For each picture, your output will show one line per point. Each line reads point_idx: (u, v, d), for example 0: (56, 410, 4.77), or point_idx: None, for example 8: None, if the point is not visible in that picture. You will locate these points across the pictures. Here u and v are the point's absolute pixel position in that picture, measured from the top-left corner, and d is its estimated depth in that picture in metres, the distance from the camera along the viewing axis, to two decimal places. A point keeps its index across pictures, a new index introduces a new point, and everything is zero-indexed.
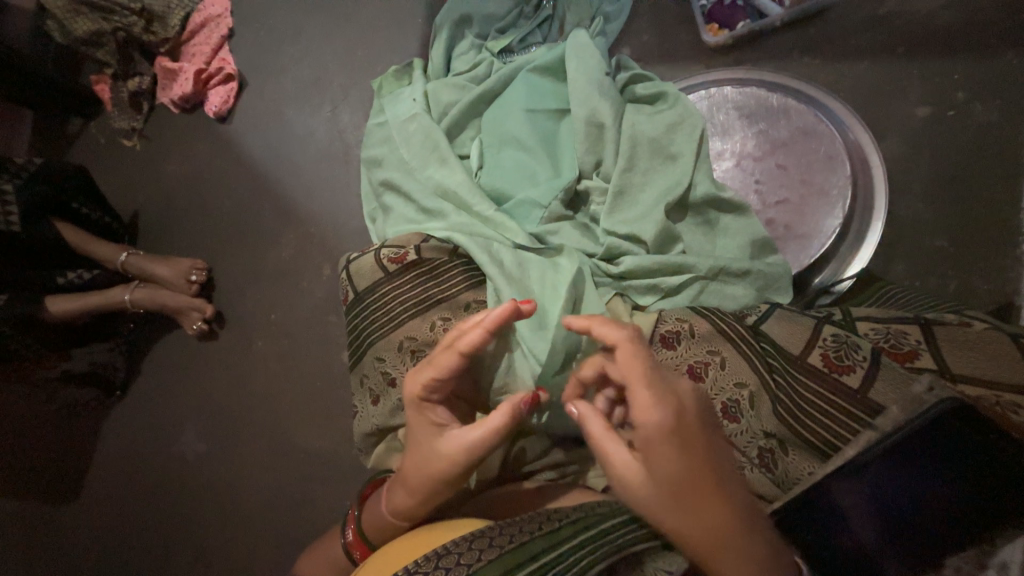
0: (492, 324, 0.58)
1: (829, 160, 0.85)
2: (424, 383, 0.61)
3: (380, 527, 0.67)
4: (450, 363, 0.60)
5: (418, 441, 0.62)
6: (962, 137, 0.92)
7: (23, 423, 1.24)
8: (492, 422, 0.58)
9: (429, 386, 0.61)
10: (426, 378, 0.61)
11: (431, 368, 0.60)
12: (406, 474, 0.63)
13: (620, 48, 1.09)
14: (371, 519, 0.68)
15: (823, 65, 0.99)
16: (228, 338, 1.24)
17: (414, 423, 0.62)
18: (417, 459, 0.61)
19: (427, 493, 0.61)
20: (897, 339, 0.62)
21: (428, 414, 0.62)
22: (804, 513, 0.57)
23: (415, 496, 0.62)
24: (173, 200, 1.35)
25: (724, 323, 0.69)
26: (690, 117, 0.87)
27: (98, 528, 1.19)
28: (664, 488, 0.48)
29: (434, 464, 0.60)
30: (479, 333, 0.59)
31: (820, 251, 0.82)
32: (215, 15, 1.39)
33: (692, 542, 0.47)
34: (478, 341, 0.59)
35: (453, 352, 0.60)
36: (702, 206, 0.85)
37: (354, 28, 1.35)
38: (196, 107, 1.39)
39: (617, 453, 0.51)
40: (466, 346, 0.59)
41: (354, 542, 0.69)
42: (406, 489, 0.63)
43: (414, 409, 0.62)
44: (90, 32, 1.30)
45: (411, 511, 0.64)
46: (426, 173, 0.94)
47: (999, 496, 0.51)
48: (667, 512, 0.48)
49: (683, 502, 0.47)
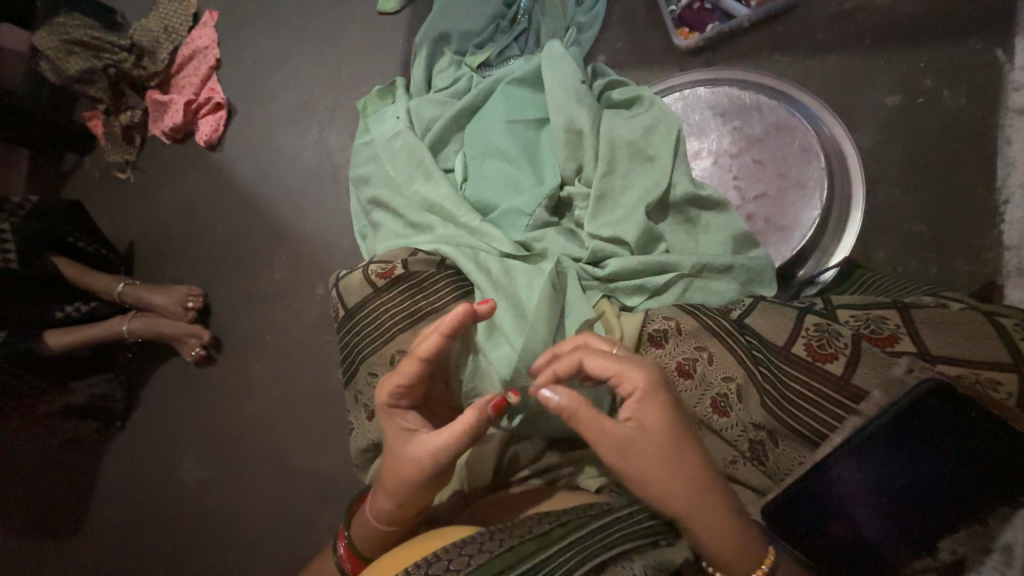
0: (448, 329, 0.59)
1: (804, 153, 0.86)
2: (390, 390, 0.62)
3: (369, 540, 0.67)
4: (412, 369, 0.60)
5: (393, 447, 0.62)
6: (934, 123, 0.94)
7: (25, 459, 1.25)
8: (459, 425, 0.58)
9: (395, 393, 0.62)
10: (391, 386, 0.61)
11: (394, 375, 0.61)
12: (385, 480, 0.63)
13: (596, 56, 1.12)
14: (362, 530, 0.67)
15: (793, 61, 1.01)
16: (226, 362, 1.25)
17: (389, 431, 0.63)
18: (391, 467, 0.61)
19: (404, 500, 0.61)
20: (877, 324, 0.62)
21: (399, 420, 0.63)
22: (801, 505, 0.56)
23: (393, 504, 0.62)
24: (167, 229, 1.37)
25: (709, 318, 0.70)
26: (666, 119, 0.89)
27: (103, 560, 1.18)
28: (654, 452, 0.50)
29: (407, 469, 0.59)
30: (436, 336, 0.59)
31: (801, 242, 0.83)
32: (203, 47, 1.43)
33: (677, 500, 0.50)
34: (436, 345, 0.59)
35: (413, 359, 0.60)
36: (684, 205, 0.86)
37: (337, 51, 1.38)
38: (187, 137, 1.42)
39: (610, 426, 0.51)
40: (425, 350, 0.59)
41: (346, 557, 0.69)
42: (388, 495, 0.62)
43: (385, 417, 0.63)
44: (82, 70, 1.33)
45: (392, 519, 0.64)
46: (412, 188, 0.95)
47: (990, 469, 0.52)
48: (664, 476, 0.50)
49: (677, 461, 0.50)
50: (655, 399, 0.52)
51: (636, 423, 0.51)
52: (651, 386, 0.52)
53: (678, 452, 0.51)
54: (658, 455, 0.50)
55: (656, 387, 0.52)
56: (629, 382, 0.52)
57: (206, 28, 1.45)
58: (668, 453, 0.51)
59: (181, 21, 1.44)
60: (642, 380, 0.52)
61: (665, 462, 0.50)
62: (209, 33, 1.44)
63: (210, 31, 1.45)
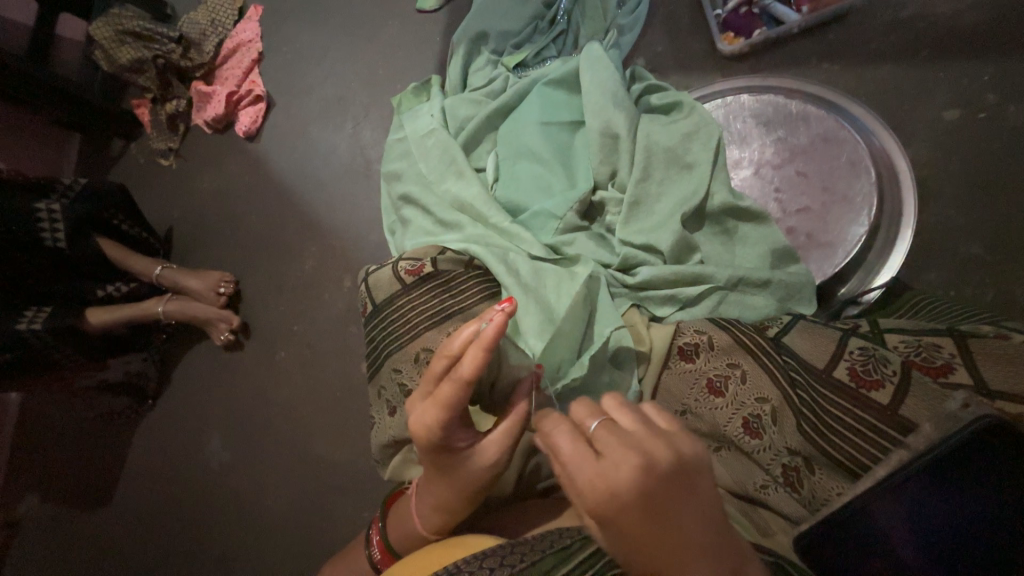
0: (490, 347, 0.51)
1: (852, 167, 0.82)
2: (434, 422, 0.55)
3: (407, 538, 0.67)
4: (457, 394, 0.54)
5: (445, 466, 0.60)
6: (996, 140, 0.88)
7: (65, 430, 1.31)
8: (515, 420, 0.59)
9: (439, 425, 0.55)
10: (436, 416, 0.55)
11: (436, 407, 0.54)
12: (437, 491, 0.62)
13: (635, 59, 1.10)
14: (398, 529, 0.68)
15: (843, 70, 0.97)
16: (254, 348, 1.28)
17: (434, 455, 0.59)
18: (452, 479, 0.60)
19: (466, 500, 0.62)
20: (929, 352, 0.59)
21: (443, 446, 0.58)
22: (836, 539, 0.53)
23: (454, 506, 0.63)
24: (204, 216, 1.41)
25: (744, 335, 0.68)
26: (706, 126, 0.87)
27: (130, 533, 1.23)
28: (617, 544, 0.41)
29: (466, 478, 0.60)
30: (477, 354, 0.52)
31: (845, 260, 0.80)
32: (247, 41, 1.47)
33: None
34: (481, 370, 0.52)
35: (456, 384, 0.53)
36: (721, 215, 0.83)
37: (375, 48, 1.40)
38: (227, 127, 1.46)
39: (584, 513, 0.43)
40: (469, 374, 0.52)
41: (380, 552, 0.70)
42: (439, 504, 0.63)
43: (428, 447, 0.58)
44: (132, 60, 1.39)
45: (447, 520, 0.64)
46: (444, 186, 0.95)
47: None
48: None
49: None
50: (646, 506, 0.38)
51: (615, 523, 0.39)
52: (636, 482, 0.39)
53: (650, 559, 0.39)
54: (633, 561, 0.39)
55: (661, 492, 0.39)
56: (607, 479, 0.40)
57: (251, 22, 1.49)
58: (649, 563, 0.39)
59: (227, 15, 1.48)
60: (631, 479, 0.39)
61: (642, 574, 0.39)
62: (253, 28, 1.48)
63: (255, 25, 1.49)
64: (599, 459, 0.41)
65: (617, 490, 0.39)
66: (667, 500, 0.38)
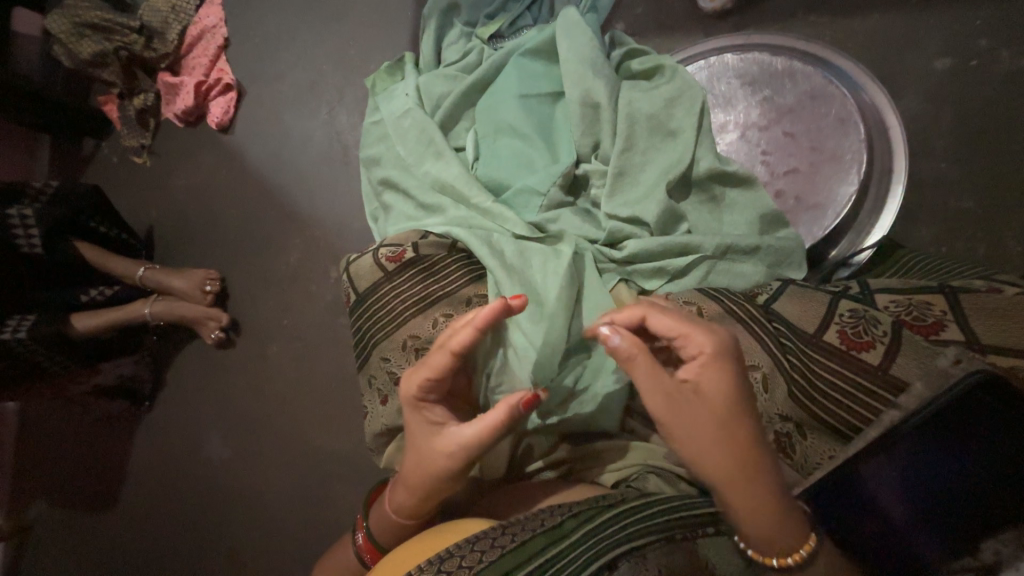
0: (481, 324, 0.57)
1: (842, 124, 0.80)
2: (419, 384, 0.61)
3: (389, 528, 0.67)
4: (442, 362, 0.60)
5: (418, 441, 0.62)
6: (988, 89, 0.85)
7: (62, 436, 1.30)
8: (488, 419, 0.57)
9: (425, 386, 0.61)
10: (420, 379, 0.61)
11: (425, 369, 0.61)
12: (407, 474, 0.63)
13: (615, 23, 1.05)
14: (380, 520, 0.67)
15: (831, 23, 0.93)
16: (245, 345, 1.26)
17: (413, 424, 0.63)
18: (419, 460, 0.61)
19: (431, 490, 0.61)
20: (920, 310, 0.58)
21: (425, 414, 0.62)
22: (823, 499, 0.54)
23: (417, 495, 0.62)
24: (184, 213, 1.37)
25: (734, 303, 0.66)
26: (689, 90, 0.84)
27: (137, 533, 1.24)
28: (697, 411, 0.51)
29: (431, 462, 0.60)
30: (469, 330, 0.58)
31: (835, 221, 0.78)
32: (211, 26, 1.40)
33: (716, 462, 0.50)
34: (471, 339, 0.58)
35: (443, 351, 0.59)
36: (708, 182, 0.81)
37: (345, 26, 1.34)
38: (198, 119, 1.41)
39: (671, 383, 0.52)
40: (459, 343, 0.58)
41: (365, 547, 0.69)
42: (407, 491, 0.63)
43: (411, 410, 0.63)
44: (94, 53, 1.33)
45: (413, 509, 0.64)
46: (422, 168, 0.92)
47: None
48: (721, 427, 0.50)
49: (729, 424, 0.50)
50: (721, 363, 0.51)
51: (697, 379, 0.51)
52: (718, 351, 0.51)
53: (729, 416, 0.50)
54: (714, 409, 0.50)
55: (726, 352, 0.51)
56: (697, 345, 0.51)
57: (212, 5, 1.41)
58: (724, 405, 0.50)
59: None
60: (712, 342, 0.51)
61: (718, 420, 0.50)
62: (216, 12, 1.41)
63: (217, 8, 1.41)
64: (678, 332, 0.52)
65: (704, 350, 0.51)
66: (732, 357, 0.51)
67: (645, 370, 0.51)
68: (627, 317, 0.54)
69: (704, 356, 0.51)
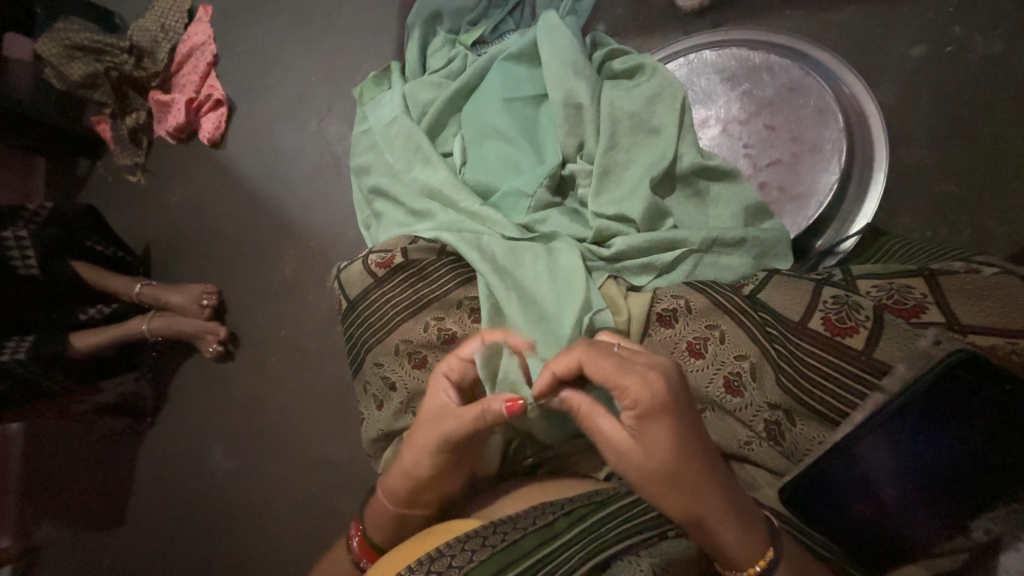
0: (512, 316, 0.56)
1: (820, 115, 0.81)
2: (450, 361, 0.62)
3: (380, 522, 0.66)
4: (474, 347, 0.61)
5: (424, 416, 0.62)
6: (965, 75, 0.86)
7: (64, 456, 1.30)
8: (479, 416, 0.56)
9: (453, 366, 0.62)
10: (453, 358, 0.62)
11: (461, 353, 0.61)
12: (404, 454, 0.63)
13: (595, 24, 1.06)
14: (373, 514, 0.67)
15: (808, 15, 0.94)
16: (243, 358, 1.27)
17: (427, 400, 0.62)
18: (417, 433, 0.62)
19: (415, 474, 0.62)
20: (901, 294, 0.58)
21: (440, 391, 0.62)
22: (808, 499, 0.55)
23: (402, 478, 0.63)
24: (180, 228, 1.38)
25: (719, 295, 0.67)
26: (669, 86, 0.85)
27: (143, 550, 1.24)
28: (666, 463, 0.46)
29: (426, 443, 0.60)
30: None
31: (818, 211, 0.79)
32: (200, 43, 1.41)
33: (704, 525, 0.47)
34: None
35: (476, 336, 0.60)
36: (692, 176, 0.82)
37: (331, 38, 1.36)
38: (191, 136, 1.42)
39: (609, 429, 0.49)
40: None
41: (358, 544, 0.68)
42: (398, 471, 0.63)
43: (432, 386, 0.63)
44: (85, 75, 1.33)
45: (399, 495, 0.64)
46: (411, 174, 0.93)
47: (1003, 453, 0.49)
48: (654, 476, 0.46)
49: (673, 477, 0.46)
50: (668, 411, 0.46)
51: (636, 433, 0.47)
52: (663, 406, 0.46)
53: (687, 465, 0.46)
54: (650, 459, 0.46)
55: (665, 400, 0.45)
56: (630, 394, 0.46)
57: (201, 24, 1.43)
58: (695, 446, 0.46)
59: (176, 18, 1.42)
60: (647, 393, 0.45)
61: (657, 476, 0.46)
62: (205, 29, 1.42)
63: (205, 26, 1.42)
64: (615, 384, 0.47)
65: (636, 402, 0.46)
66: (676, 405, 0.46)
67: (585, 414, 0.51)
68: (566, 364, 0.51)
69: (638, 407, 0.46)
